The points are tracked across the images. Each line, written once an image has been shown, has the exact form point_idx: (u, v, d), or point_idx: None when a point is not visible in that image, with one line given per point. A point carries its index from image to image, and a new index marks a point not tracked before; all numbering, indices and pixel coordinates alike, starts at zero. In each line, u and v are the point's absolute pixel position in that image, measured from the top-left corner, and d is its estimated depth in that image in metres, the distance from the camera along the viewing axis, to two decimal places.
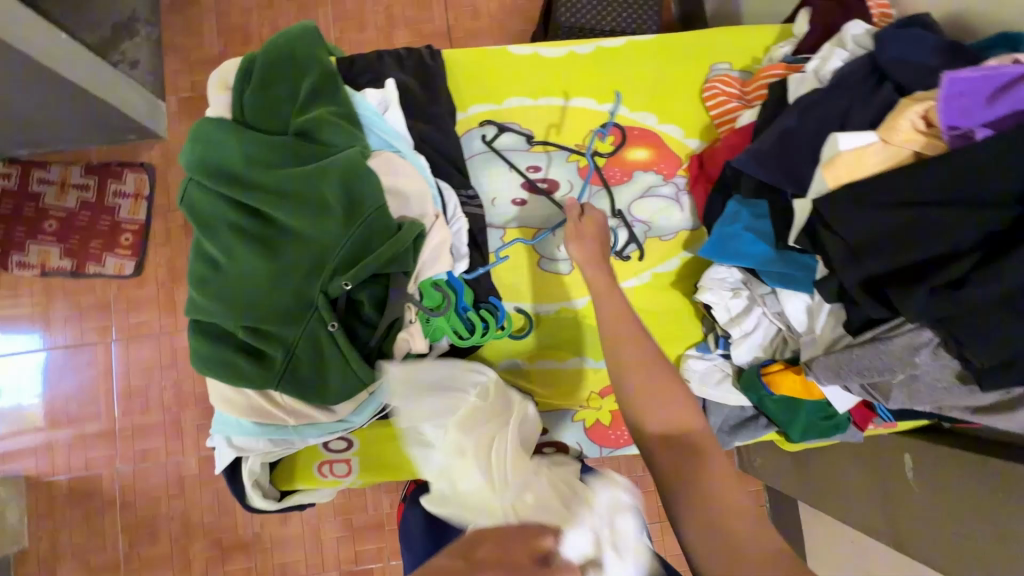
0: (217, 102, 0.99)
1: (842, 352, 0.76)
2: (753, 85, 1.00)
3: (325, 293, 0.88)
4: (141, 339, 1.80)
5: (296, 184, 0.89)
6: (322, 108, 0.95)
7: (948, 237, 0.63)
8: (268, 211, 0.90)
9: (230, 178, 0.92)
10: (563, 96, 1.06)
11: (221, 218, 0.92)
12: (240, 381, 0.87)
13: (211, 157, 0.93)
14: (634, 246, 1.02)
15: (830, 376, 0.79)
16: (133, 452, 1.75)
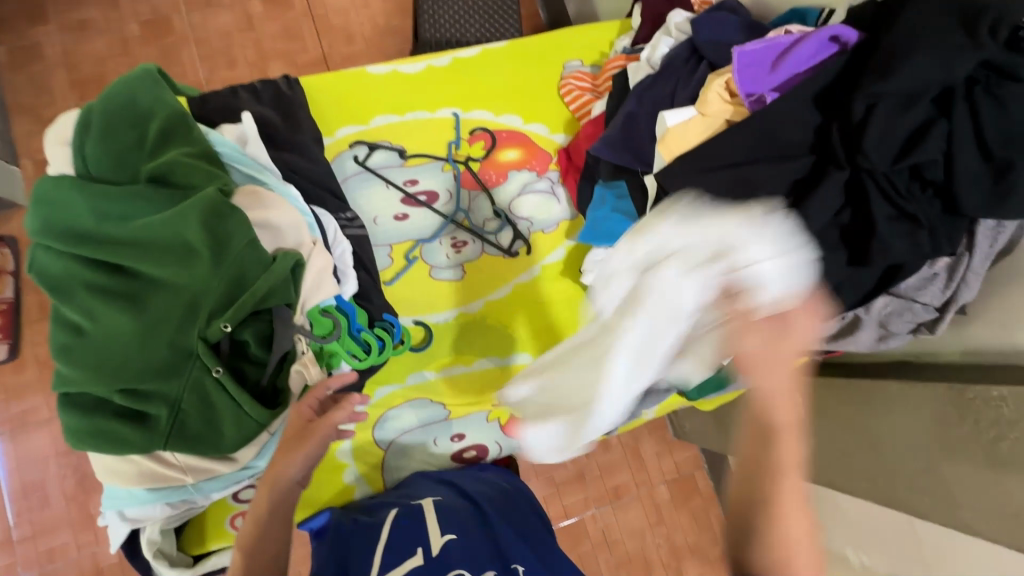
0: (56, 161, 0.93)
1: None
2: (602, 77, 1.08)
3: (204, 340, 0.84)
4: (30, 428, 1.63)
5: (157, 232, 0.85)
6: (175, 149, 0.91)
7: (764, 189, 0.69)
8: (130, 264, 0.86)
9: (82, 236, 0.87)
10: (429, 108, 1.09)
11: (77, 280, 0.86)
12: (123, 448, 0.81)
13: (57, 217, 0.88)
14: (521, 241, 1.06)
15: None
16: (37, 554, 1.57)
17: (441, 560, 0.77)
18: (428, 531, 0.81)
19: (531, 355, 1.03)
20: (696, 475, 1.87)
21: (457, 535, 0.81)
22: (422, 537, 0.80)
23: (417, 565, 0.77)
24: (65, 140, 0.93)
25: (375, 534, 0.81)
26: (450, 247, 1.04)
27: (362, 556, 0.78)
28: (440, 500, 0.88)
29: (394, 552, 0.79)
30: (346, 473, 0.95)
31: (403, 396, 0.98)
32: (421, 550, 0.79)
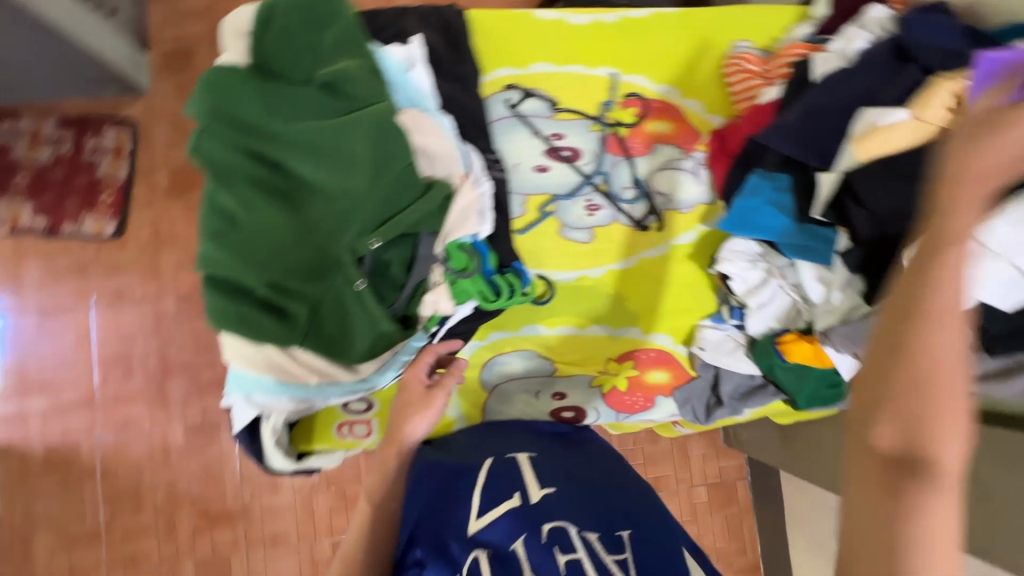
0: (230, 51, 0.94)
1: (862, 320, 0.83)
2: (775, 62, 1.02)
3: (352, 251, 0.87)
4: (123, 304, 1.71)
5: (325, 138, 0.86)
6: (347, 60, 0.91)
7: None
8: (291, 163, 0.86)
9: (247, 126, 0.86)
10: (587, 64, 1.05)
11: (235, 167, 0.86)
12: (259, 338, 0.84)
13: (221, 102, 0.86)
14: (654, 216, 1.05)
15: (851, 344, 0.84)
16: (115, 421, 1.68)
17: (538, 511, 0.74)
18: (526, 480, 0.79)
19: (642, 331, 1.02)
20: (738, 484, 1.85)
21: (555, 490, 0.78)
22: (520, 484, 0.78)
23: (514, 507, 0.74)
24: (241, 31, 0.95)
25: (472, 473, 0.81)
26: (584, 207, 1.03)
27: (461, 495, 0.77)
28: (536, 456, 0.86)
29: (492, 493, 0.76)
30: (450, 408, 0.99)
31: (513, 344, 0.99)
32: (518, 495, 0.76)
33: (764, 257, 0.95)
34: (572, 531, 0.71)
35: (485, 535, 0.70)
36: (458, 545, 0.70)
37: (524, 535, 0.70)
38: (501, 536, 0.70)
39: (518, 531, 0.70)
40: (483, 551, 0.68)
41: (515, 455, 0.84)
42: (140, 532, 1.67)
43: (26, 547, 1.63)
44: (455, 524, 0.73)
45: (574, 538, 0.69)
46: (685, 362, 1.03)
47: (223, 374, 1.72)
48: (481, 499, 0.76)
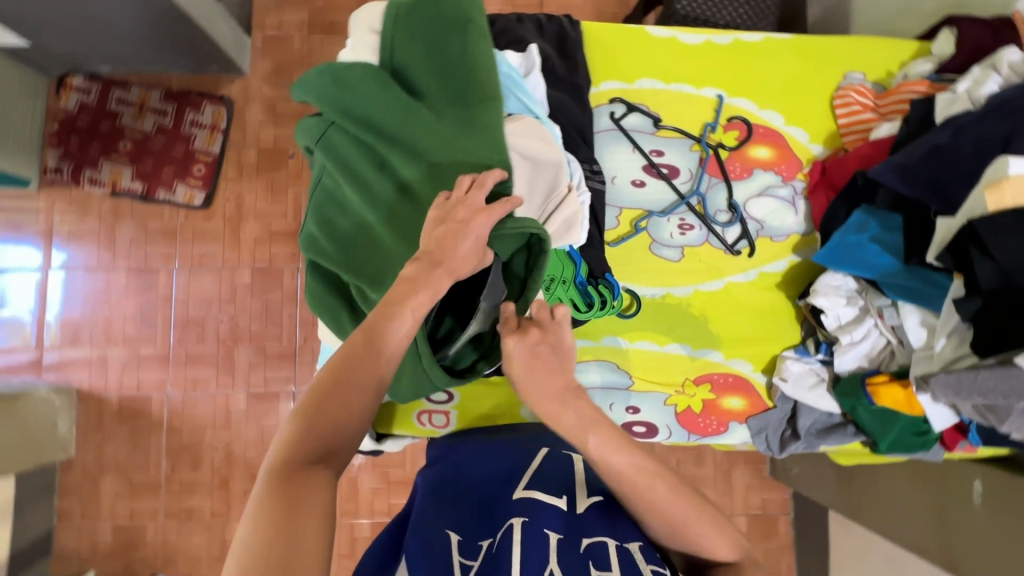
0: (356, 44, 0.99)
1: (967, 371, 0.77)
2: (888, 98, 1.01)
3: None
4: (202, 271, 1.80)
5: (437, 147, 0.88)
6: (470, 68, 0.93)
7: None
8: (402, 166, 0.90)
9: (371, 127, 0.91)
10: (694, 84, 1.06)
11: (350, 166, 0.92)
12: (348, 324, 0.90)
13: (353, 99, 0.92)
14: (745, 242, 1.04)
15: (951, 394, 0.80)
16: (184, 379, 1.77)
17: (580, 517, 0.72)
18: (578, 483, 0.78)
19: (722, 355, 1.02)
20: (780, 520, 1.79)
21: (602, 499, 0.76)
22: (571, 485, 0.78)
23: (558, 505, 0.73)
24: (368, 27, 1.00)
25: (529, 462, 0.82)
26: (678, 226, 1.03)
27: (513, 472, 0.81)
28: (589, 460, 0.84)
29: (548, 478, 0.78)
30: (524, 408, 1.01)
31: (593, 353, 1.01)
32: (565, 498, 0.75)
33: (861, 294, 0.94)
34: (613, 541, 0.68)
35: (526, 513, 0.72)
36: (493, 526, 0.72)
37: (563, 535, 0.68)
38: (539, 526, 0.69)
39: (559, 530, 0.69)
40: (521, 519, 0.71)
41: (571, 454, 0.83)
42: (196, 487, 1.75)
43: (94, 488, 1.74)
44: (506, 494, 0.77)
45: (612, 544, 0.68)
46: (764, 393, 1.02)
47: (288, 347, 1.79)
48: (531, 478, 0.79)
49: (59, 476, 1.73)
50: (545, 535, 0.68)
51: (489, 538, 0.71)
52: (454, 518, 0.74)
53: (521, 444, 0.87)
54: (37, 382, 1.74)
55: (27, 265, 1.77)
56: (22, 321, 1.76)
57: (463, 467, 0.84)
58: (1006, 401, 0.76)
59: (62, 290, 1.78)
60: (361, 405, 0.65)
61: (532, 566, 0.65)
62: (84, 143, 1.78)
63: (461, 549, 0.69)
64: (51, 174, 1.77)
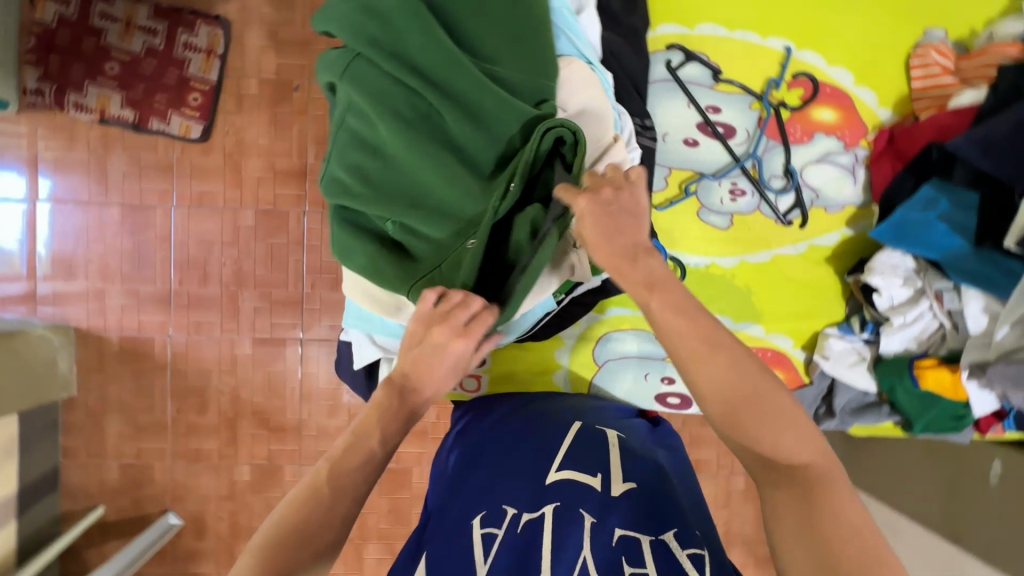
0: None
1: None
2: (972, 61, 0.92)
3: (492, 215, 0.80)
4: (203, 210, 1.70)
5: (486, 97, 0.79)
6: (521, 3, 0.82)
7: None
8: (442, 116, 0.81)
9: (410, 66, 0.81)
10: (760, 33, 0.96)
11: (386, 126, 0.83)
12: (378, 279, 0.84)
13: (390, 35, 0.81)
14: (798, 211, 0.98)
15: (1008, 385, 0.78)
16: (187, 323, 1.72)
17: (613, 500, 0.69)
18: (613, 463, 0.74)
19: (763, 330, 0.99)
20: None
21: (639, 484, 0.71)
22: (606, 464, 0.74)
23: (590, 487, 0.71)
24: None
25: (561, 433, 0.79)
26: (729, 191, 0.97)
27: (545, 443, 0.78)
28: (626, 439, 0.79)
29: (581, 458, 0.75)
30: (556, 374, 0.98)
31: (631, 322, 0.97)
32: (599, 478, 0.72)
33: (919, 274, 0.89)
34: (646, 536, 0.64)
35: (558, 498, 0.70)
36: (525, 496, 0.72)
37: (596, 518, 0.67)
38: (573, 508, 0.68)
39: (590, 513, 0.68)
40: (551, 508, 0.69)
41: (606, 432, 0.79)
42: (202, 430, 1.74)
43: (98, 427, 1.72)
44: (538, 465, 0.75)
45: (645, 538, 0.64)
46: (801, 368, 1.00)
47: (294, 294, 1.73)
48: (565, 456, 0.75)
49: (62, 415, 1.70)
50: (578, 519, 0.67)
51: (517, 506, 0.71)
52: (487, 492, 0.73)
53: (556, 414, 0.84)
54: (32, 319, 1.67)
55: (11, 195, 1.66)
56: (10, 255, 1.67)
57: (494, 434, 0.82)
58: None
59: (51, 223, 1.67)
60: (325, 542, 0.66)
61: (561, 547, 0.65)
62: (66, 62, 1.62)
63: (484, 520, 0.70)
64: (31, 97, 1.61)
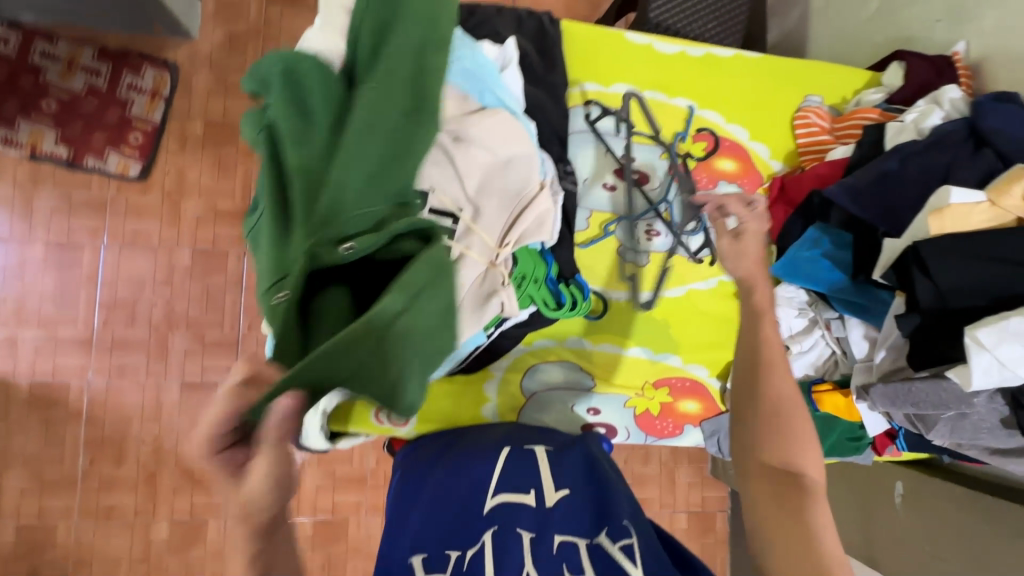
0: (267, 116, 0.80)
1: (903, 383, 0.83)
2: (844, 122, 1.07)
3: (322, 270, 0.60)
4: (136, 249, 1.65)
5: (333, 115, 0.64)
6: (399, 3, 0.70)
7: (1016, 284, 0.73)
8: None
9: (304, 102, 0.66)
10: (667, 93, 1.08)
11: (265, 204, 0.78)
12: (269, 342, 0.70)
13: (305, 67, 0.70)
14: (708, 250, 1.07)
15: (888, 403, 0.85)
16: (109, 366, 1.62)
17: (552, 510, 0.71)
18: (543, 476, 0.76)
19: (682, 360, 1.05)
20: (717, 516, 1.88)
21: (571, 489, 0.75)
22: (536, 479, 0.76)
23: (526, 504, 0.72)
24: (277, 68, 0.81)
25: (490, 462, 0.80)
26: (647, 232, 1.05)
27: (477, 471, 0.79)
28: (553, 450, 0.83)
29: (511, 480, 0.76)
30: (487, 408, 0.98)
31: (557, 353, 1.01)
32: (533, 493, 0.73)
33: (811, 306, 0.99)
34: (583, 541, 0.66)
35: (497, 523, 0.69)
36: (465, 535, 0.69)
37: (536, 533, 0.67)
38: (513, 526, 0.68)
39: (531, 529, 0.68)
40: (490, 534, 0.68)
41: (533, 449, 0.82)
42: (118, 484, 1.61)
43: None
44: (471, 497, 0.75)
45: (582, 544, 0.66)
46: (718, 397, 1.06)
47: (229, 335, 1.67)
48: (498, 481, 0.76)
49: None
50: (517, 537, 0.67)
51: (457, 547, 0.68)
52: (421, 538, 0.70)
53: (481, 445, 0.85)
54: None
55: None
56: None
57: (426, 484, 0.79)
58: (935, 413, 0.82)
59: None
60: None
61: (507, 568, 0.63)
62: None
63: (425, 567, 0.64)
64: None
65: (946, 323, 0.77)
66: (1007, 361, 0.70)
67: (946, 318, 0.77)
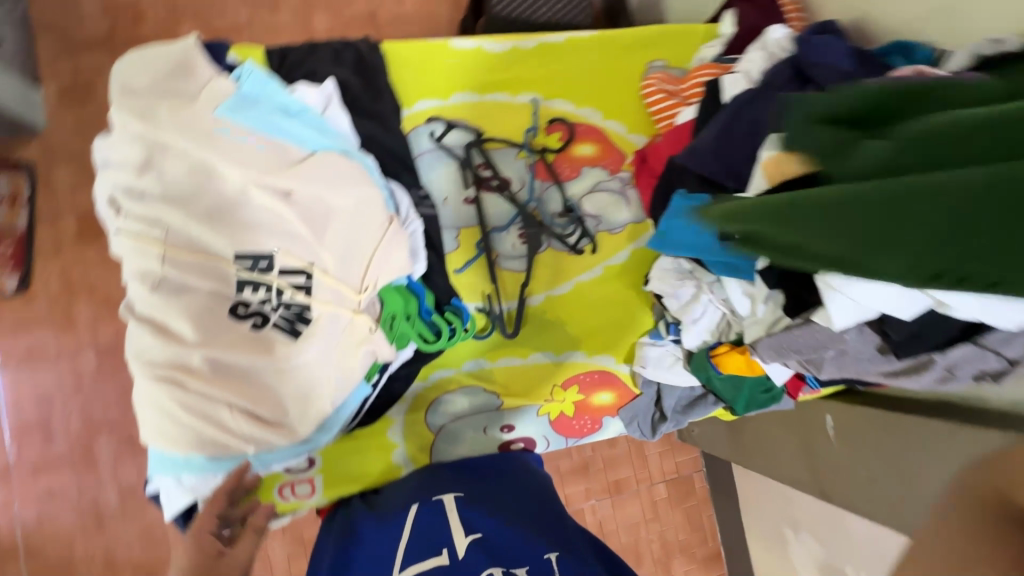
0: (118, 244, 0.86)
1: (782, 333, 0.85)
2: (688, 82, 1.05)
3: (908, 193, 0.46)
4: (34, 364, 1.50)
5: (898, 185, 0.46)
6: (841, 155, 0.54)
7: None
8: (193, 283, 0.84)
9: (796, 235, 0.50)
10: (508, 93, 1.06)
11: (134, 322, 0.83)
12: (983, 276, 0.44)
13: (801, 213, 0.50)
14: (586, 240, 1.05)
15: (773, 355, 0.87)
16: (35, 493, 1.48)
17: (463, 563, 0.64)
18: (452, 527, 0.70)
19: (585, 353, 1.03)
20: (695, 478, 1.85)
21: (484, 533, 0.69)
22: (447, 535, 0.69)
23: (436, 567, 0.65)
24: (113, 195, 0.86)
25: (405, 526, 0.73)
26: (517, 237, 1.02)
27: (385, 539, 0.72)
28: (465, 495, 0.78)
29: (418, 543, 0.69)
30: (396, 453, 0.95)
31: (457, 381, 0.99)
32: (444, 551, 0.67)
33: (693, 272, 0.97)
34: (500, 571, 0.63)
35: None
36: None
37: None
38: None
39: None
40: None
41: (443, 499, 0.77)
42: None
43: None
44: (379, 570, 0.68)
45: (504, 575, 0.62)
46: (629, 380, 1.05)
47: None
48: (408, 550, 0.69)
49: None
50: None
51: None
52: None
53: (391, 513, 0.78)
54: None
55: None
56: None
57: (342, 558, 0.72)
58: (814, 355, 0.84)
59: None
60: None
61: None
62: None
63: None
64: None
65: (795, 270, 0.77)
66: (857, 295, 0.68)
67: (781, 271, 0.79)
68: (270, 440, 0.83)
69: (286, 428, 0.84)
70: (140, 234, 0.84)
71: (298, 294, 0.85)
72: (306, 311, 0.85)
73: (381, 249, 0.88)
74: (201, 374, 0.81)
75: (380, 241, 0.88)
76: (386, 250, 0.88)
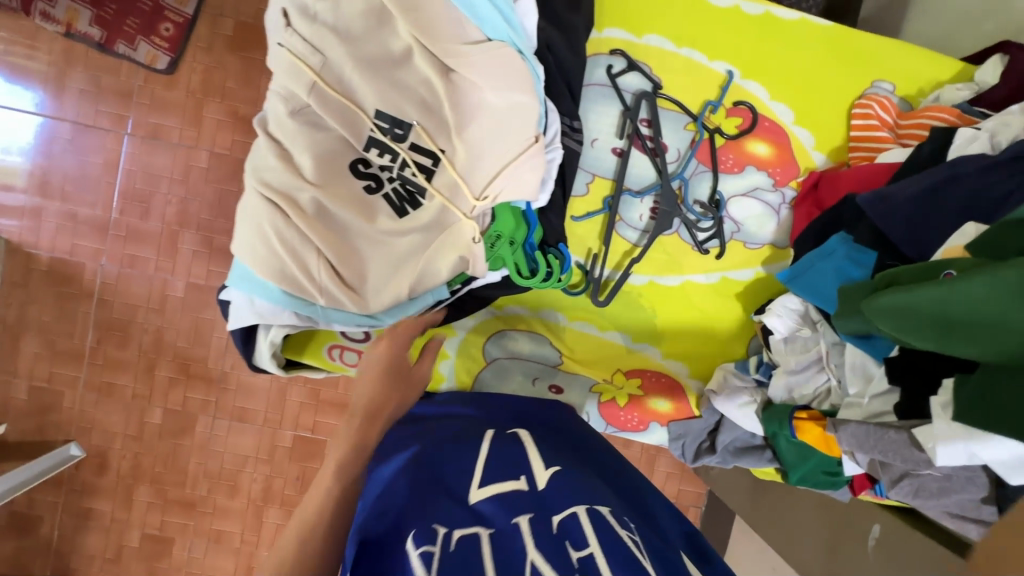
0: (274, 57, 0.84)
1: (877, 428, 0.74)
2: (910, 119, 0.90)
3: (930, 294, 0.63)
4: (157, 143, 1.44)
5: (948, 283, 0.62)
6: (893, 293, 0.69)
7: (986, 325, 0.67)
8: (329, 123, 0.82)
9: (960, 313, 0.61)
10: (706, 55, 0.94)
11: (263, 138, 0.82)
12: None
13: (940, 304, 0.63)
14: (716, 241, 0.96)
15: (854, 444, 0.77)
16: (121, 254, 1.46)
17: (547, 495, 0.56)
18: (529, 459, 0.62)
19: (660, 353, 1.00)
20: (691, 510, 1.79)
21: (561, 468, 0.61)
22: (524, 463, 0.61)
23: (516, 490, 0.57)
24: (287, 9, 0.83)
25: (473, 451, 0.64)
26: (649, 210, 0.94)
27: (458, 455, 0.62)
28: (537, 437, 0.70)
29: (495, 467, 0.60)
30: (444, 364, 0.94)
31: (528, 322, 0.98)
32: (524, 478, 0.59)
33: (817, 325, 0.87)
34: (583, 509, 0.54)
35: (488, 517, 0.53)
36: (458, 512, 0.54)
37: (534, 514, 0.53)
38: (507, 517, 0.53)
39: (525, 512, 0.53)
40: (486, 528, 0.51)
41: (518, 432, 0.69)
42: (122, 369, 1.51)
43: (11, 346, 1.47)
44: (449, 487, 0.58)
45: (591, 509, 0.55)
46: (694, 401, 0.98)
47: None
48: (485, 468, 0.60)
49: None
50: (514, 524, 0.51)
51: (448, 523, 0.52)
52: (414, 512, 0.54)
53: (452, 435, 0.68)
54: None
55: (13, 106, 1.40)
56: None
57: (400, 459, 0.63)
58: (904, 465, 0.73)
59: None
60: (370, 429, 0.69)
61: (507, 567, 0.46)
62: None
63: (414, 539, 0.49)
64: None
65: (922, 370, 0.72)
66: (962, 440, 0.64)
67: (913, 367, 0.73)
68: (341, 301, 0.83)
69: (360, 296, 0.84)
70: (298, 55, 0.81)
71: (420, 175, 0.83)
72: (419, 195, 0.84)
73: (517, 166, 0.83)
74: (305, 214, 0.81)
75: (519, 156, 0.83)
76: (519, 168, 0.83)
